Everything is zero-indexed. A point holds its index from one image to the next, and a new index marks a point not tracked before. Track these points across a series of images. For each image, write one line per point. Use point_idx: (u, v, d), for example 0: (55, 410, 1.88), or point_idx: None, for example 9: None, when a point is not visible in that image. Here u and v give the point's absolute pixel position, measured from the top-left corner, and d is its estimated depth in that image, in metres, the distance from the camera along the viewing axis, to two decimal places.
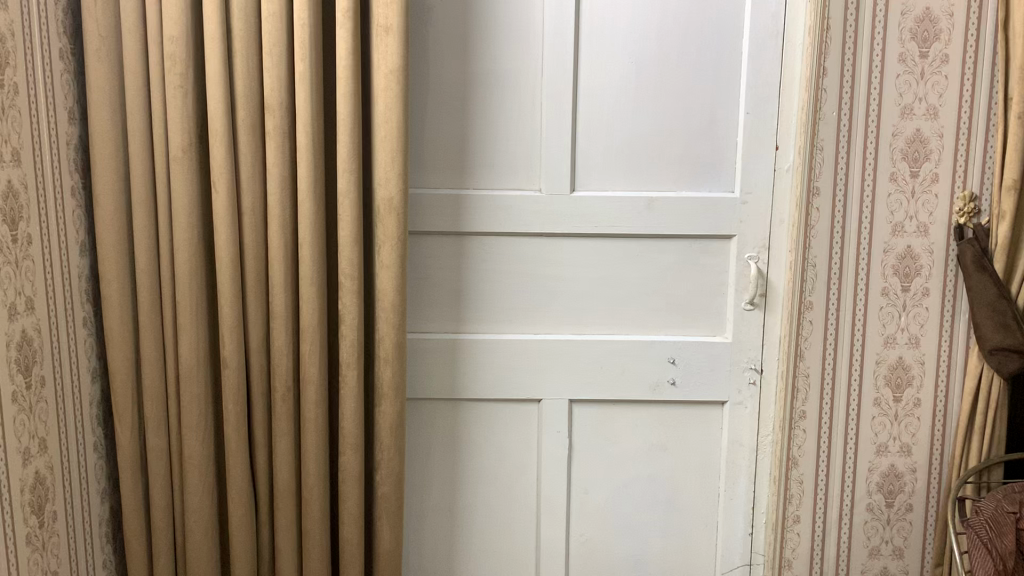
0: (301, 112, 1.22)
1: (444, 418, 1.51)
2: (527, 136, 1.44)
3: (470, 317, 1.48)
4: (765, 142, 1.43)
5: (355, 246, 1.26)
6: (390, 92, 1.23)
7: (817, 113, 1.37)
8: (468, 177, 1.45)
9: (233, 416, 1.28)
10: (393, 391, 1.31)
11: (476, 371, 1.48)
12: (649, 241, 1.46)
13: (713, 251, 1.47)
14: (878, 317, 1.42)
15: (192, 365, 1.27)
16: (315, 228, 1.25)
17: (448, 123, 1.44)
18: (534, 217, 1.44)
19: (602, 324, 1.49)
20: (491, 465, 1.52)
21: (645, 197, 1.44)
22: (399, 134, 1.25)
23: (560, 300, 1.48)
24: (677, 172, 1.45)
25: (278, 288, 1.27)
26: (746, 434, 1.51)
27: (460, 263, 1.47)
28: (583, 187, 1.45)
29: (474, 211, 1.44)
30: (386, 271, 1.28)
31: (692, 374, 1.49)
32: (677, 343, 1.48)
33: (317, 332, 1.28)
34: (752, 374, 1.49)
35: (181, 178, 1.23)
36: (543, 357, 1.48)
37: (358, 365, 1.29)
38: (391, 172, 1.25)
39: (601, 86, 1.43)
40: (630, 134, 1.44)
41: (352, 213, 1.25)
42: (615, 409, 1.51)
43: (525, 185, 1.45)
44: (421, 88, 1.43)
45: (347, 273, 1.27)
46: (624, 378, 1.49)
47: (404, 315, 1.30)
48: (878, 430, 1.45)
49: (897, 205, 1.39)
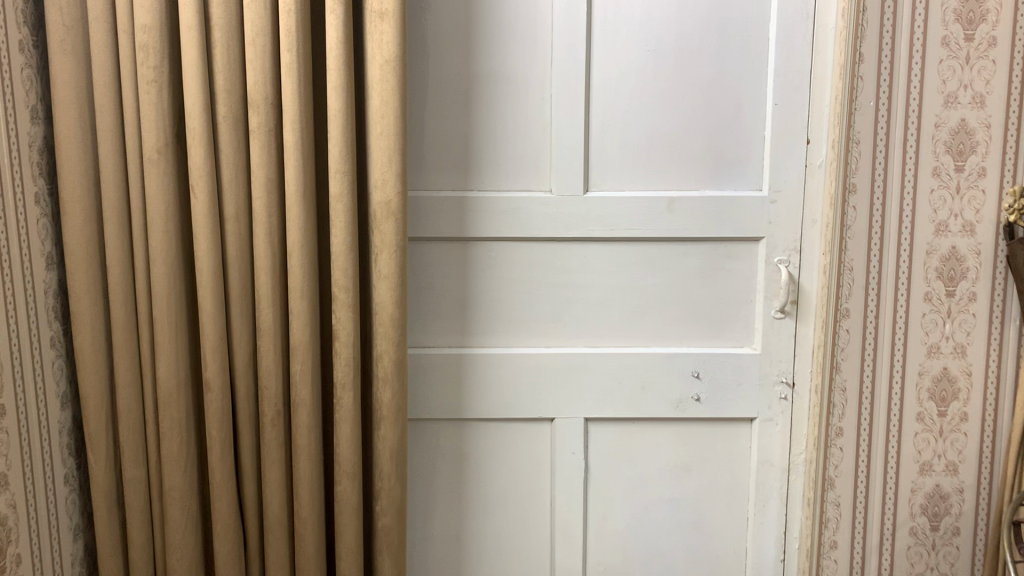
0: (289, 107, 1.11)
1: (450, 439, 1.39)
2: (537, 133, 1.32)
3: (477, 330, 1.36)
4: (795, 135, 1.32)
5: (349, 255, 1.15)
6: (386, 85, 1.12)
7: (852, 103, 1.25)
8: (473, 177, 1.33)
9: (218, 445, 1.17)
10: (393, 414, 1.18)
11: (483, 389, 1.36)
12: (670, 245, 1.35)
13: (740, 254, 1.35)
14: (920, 325, 1.31)
15: (172, 389, 1.15)
16: (307, 234, 1.14)
17: (450, 120, 1.32)
18: (545, 220, 1.33)
19: (619, 336, 1.37)
20: (501, 490, 1.40)
21: (665, 198, 1.32)
22: (396, 131, 1.13)
23: (574, 310, 1.36)
24: (699, 170, 1.34)
25: (265, 302, 1.15)
26: (777, 452, 1.39)
27: (465, 272, 1.35)
28: (598, 187, 1.33)
29: (479, 214, 1.32)
30: (384, 282, 1.16)
31: (717, 389, 1.37)
32: (701, 356, 1.36)
33: (309, 350, 1.16)
34: (783, 388, 1.37)
35: (155, 183, 1.11)
36: (556, 372, 1.36)
37: (354, 386, 1.17)
38: (388, 172, 1.13)
39: (616, 77, 1.31)
40: (649, 129, 1.33)
41: (346, 219, 1.14)
42: (634, 428, 1.39)
43: (535, 186, 1.33)
44: (420, 83, 1.31)
45: (341, 285, 1.15)
46: (644, 394, 1.37)
47: (404, 330, 1.18)
48: (921, 447, 1.34)
49: (940, 203, 1.28)
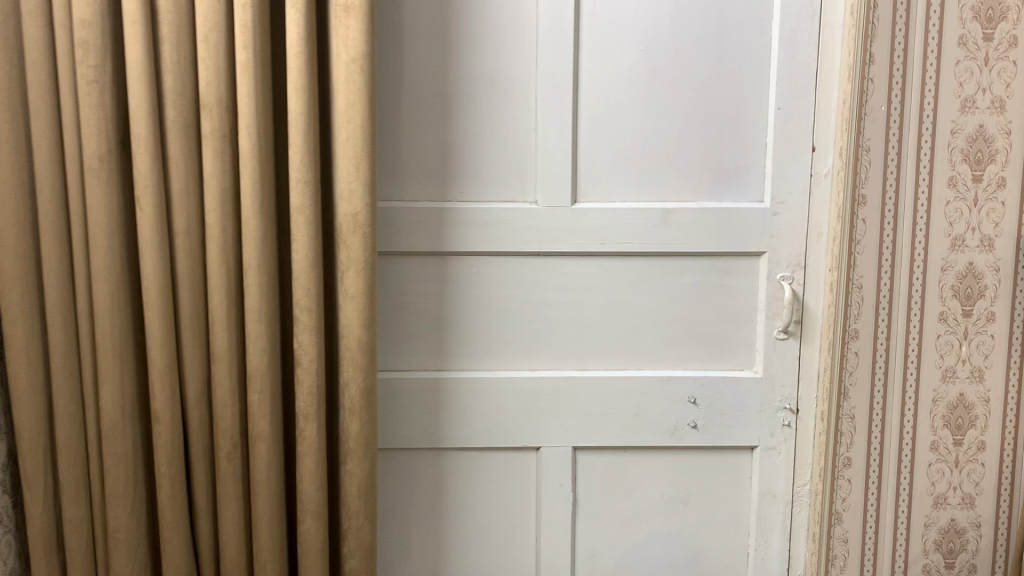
0: (245, 110, 1.00)
1: (426, 471, 1.28)
2: (521, 139, 1.22)
3: (456, 352, 1.26)
4: (800, 142, 1.22)
5: (312, 272, 1.04)
6: (352, 86, 1.01)
7: (862, 107, 1.16)
8: (451, 187, 1.23)
9: (168, 482, 1.06)
10: (361, 447, 1.08)
11: (463, 416, 1.26)
12: (665, 261, 1.25)
13: (740, 271, 1.25)
14: (934, 348, 1.21)
15: (116, 421, 1.04)
16: (265, 250, 1.04)
17: (426, 125, 1.21)
18: (529, 234, 1.22)
19: (610, 359, 1.27)
20: (482, 526, 1.29)
21: (660, 209, 1.22)
22: (364, 137, 1.03)
23: (561, 330, 1.26)
24: (696, 179, 1.24)
25: (219, 324, 1.05)
26: (779, 483, 1.29)
27: (443, 290, 1.24)
28: (587, 198, 1.23)
29: (458, 227, 1.22)
30: (351, 302, 1.05)
31: (716, 416, 1.27)
32: (699, 380, 1.26)
33: (268, 376, 1.06)
34: (787, 415, 1.27)
35: (96, 194, 1.00)
36: (541, 397, 1.26)
37: (318, 417, 1.07)
38: (355, 182, 1.03)
39: (607, 79, 1.21)
40: (642, 135, 1.23)
41: (308, 233, 1.03)
42: (625, 458, 1.29)
43: (518, 196, 1.23)
44: (393, 84, 1.20)
45: (303, 306, 1.05)
46: (637, 422, 1.27)
47: (373, 355, 1.07)
48: (935, 479, 1.24)
49: (956, 216, 1.18)
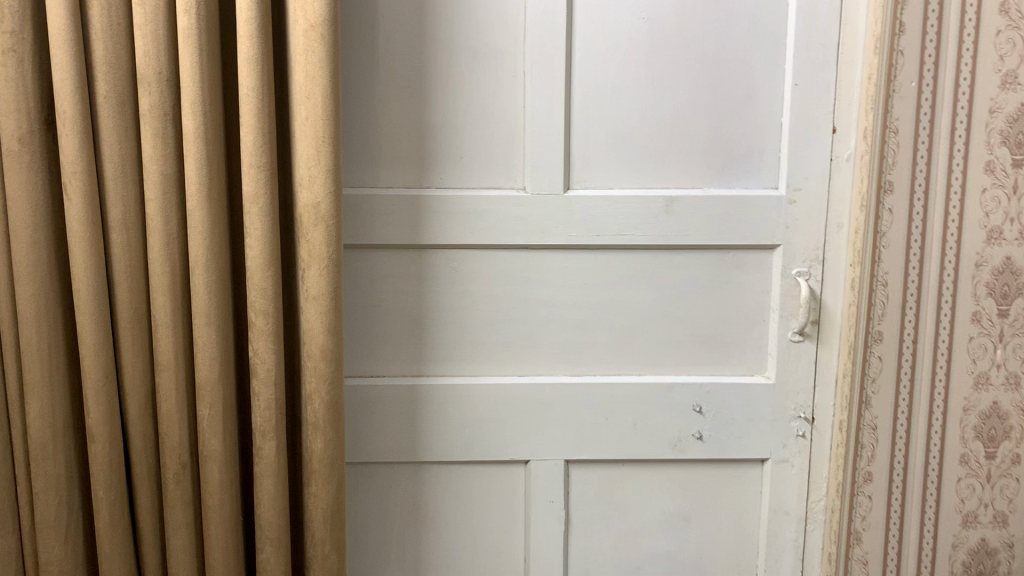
0: (188, 84, 0.87)
1: (403, 486, 1.15)
2: (508, 118, 1.09)
3: (435, 356, 1.13)
4: (819, 122, 1.09)
5: (268, 270, 0.91)
6: (312, 56, 0.88)
7: (891, 83, 1.03)
8: (429, 172, 1.09)
9: (106, 508, 0.93)
10: (326, 468, 0.96)
11: (444, 427, 1.14)
12: (669, 255, 1.12)
13: (751, 266, 1.13)
14: (966, 352, 1.08)
15: (44, 440, 0.91)
16: (214, 245, 0.91)
17: (400, 102, 1.08)
18: (517, 225, 1.10)
19: (606, 363, 1.14)
20: (465, 546, 1.17)
21: (663, 197, 1.09)
22: (326, 115, 0.89)
23: (552, 332, 1.13)
24: (703, 164, 1.11)
25: (164, 329, 0.92)
26: (792, 498, 1.17)
27: (420, 287, 1.12)
28: (581, 184, 1.11)
29: (437, 218, 1.09)
30: (313, 304, 0.92)
31: (723, 426, 1.15)
32: (705, 386, 1.14)
33: (219, 388, 0.93)
34: (801, 425, 1.16)
35: (15, 182, 0.87)
36: (531, 406, 1.13)
37: (278, 434, 0.95)
38: (316, 167, 0.90)
39: (605, 51, 1.08)
40: (643, 114, 1.10)
41: (263, 226, 0.91)
42: (623, 472, 1.17)
43: (505, 182, 1.10)
44: (363, 54, 1.07)
45: (258, 308, 0.92)
46: (637, 432, 1.15)
47: (339, 363, 0.95)
48: (964, 496, 1.11)
49: (993, 204, 1.04)
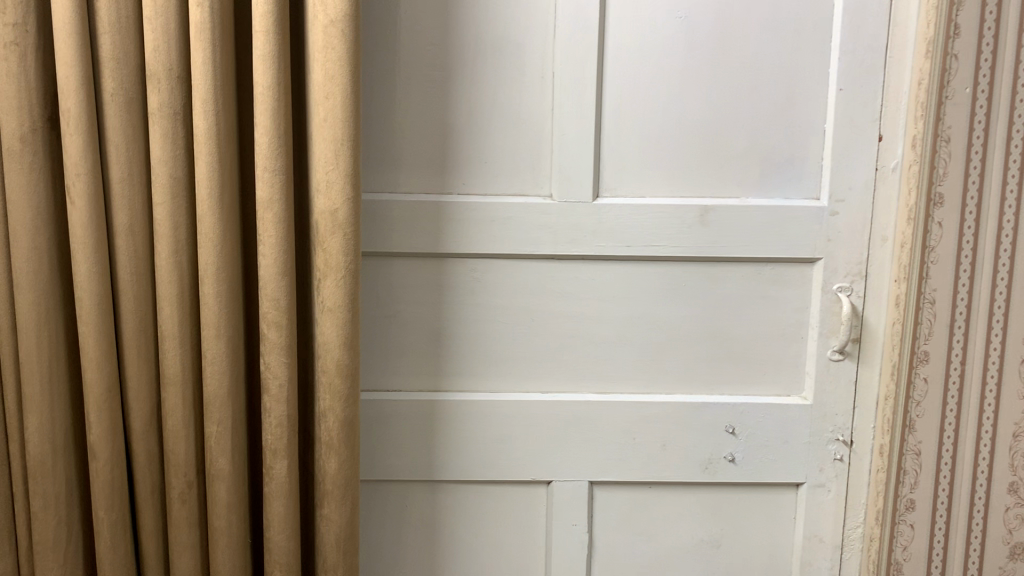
0: (201, 83, 0.82)
1: (419, 506, 1.10)
2: (535, 121, 1.03)
3: (455, 371, 1.08)
4: (864, 129, 1.03)
5: (282, 281, 0.86)
6: (332, 54, 0.83)
7: (943, 88, 0.97)
8: (452, 177, 1.04)
9: (107, 529, 0.88)
10: (339, 489, 0.90)
11: (462, 445, 1.08)
12: (703, 267, 1.06)
13: (790, 281, 1.07)
14: (1018, 375, 1.01)
15: (43, 457, 0.86)
16: (225, 253, 0.86)
17: (421, 103, 1.03)
18: (543, 233, 1.04)
19: (635, 380, 1.09)
20: (483, 569, 1.12)
21: (697, 206, 1.04)
22: (346, 116, 0.84)
23: (577, 347, 1.08)
24: (741, 172, 1.05)
25: (171, 341, 0.87)
26: (828, 525, 1.11)
27: (441, 298, 1.06)
28: (611, 192, 1.05)
29: (459, 225, 1.04)
30: (328, 316, 0.87)
31: (756, 448, 1.09)
32: (739, 407, 1.08)
33: (228, 404, 0.88)
34: (839, 448, 1.10)
35: (15, 183, 0.82)
36: (554, 424, 1.08)
37: (289, 453, 0.89)
38: (335, 172, 0.85)
39: (639, 51, 1.02)
40: (677, 118, 1.04)
41: (277, 233, 0.85)
42: (650, 495, 1.11)
43: (531, 189, 1.05)
44: (383, 52, 1.01)
45: (271, 320, 0.87)
46: (665, 453, 1.09)
47: (356, 379, 0.89)
48: (1012, 526, 1.04)
49: None
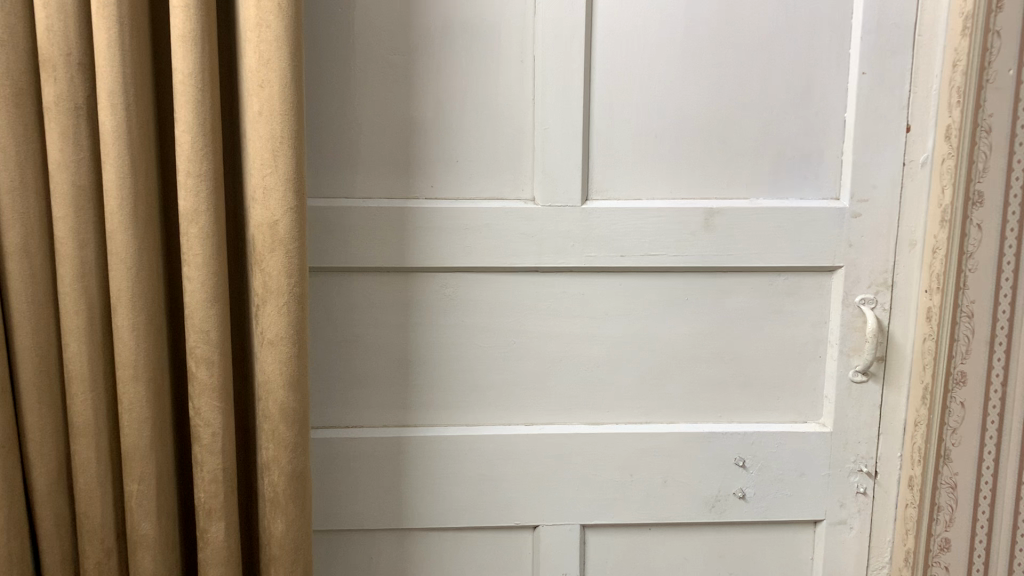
0: (105, 70, 0.67)
1: (386, 556, 0.96)
2: (513, 114, 0.89)
3: (425, 402, 0.94)
4: (890, 119, 0.90)
5: (213, 309, 0.72)
6: (266, 33, 0.68)
7: (985, 71, 0.84)
8: (419, 179, 0.90)
9: None
10: (287, 554, 0.76)
11: (435, 487, 0.94)
12: (708, 280, 0.93)
13: (806, 292, 0.94)
14: None
15: None
16: (142, 277, 0.71)
17: (381, 94, 0.88)
18: (524, 243, 0.90)
19: (631, 409, 0.95)
20: None
21: (702, 210, 0.90)
22: (286, 109, 0.70)
23: (565, 372, 0.94)
24: (749, 169, 0.92)
25: (78, 385, 0.72)
26: (850, 567, 0.99)
27: (407, 319, 0.92)
28: (602, 194, 0.91)
29: (426, 234, 0.89)
30: (269, 349, 0.73)
31: (769, 484, 0.96)
32: (749, 437, 0.95)
33: (151, 456, 0.73)
34: (862, 481, 0.97)
35: None
36: (540, 461, 0.94)
37: (227, 512, 0.75)
38: (272, 177, 0.70)
39: (633, 33, 0.89)
40: (676, 108, 0.90)
41: (205, 251, 0.71)
42: (650, 538, 0.98)
43: (510, 192, 0.91)
44: (338, 34, 0.87)
45: (201, 355, 0.72)
46: (667, 491, 0.96)
47: (304, 423, 0.75)
48: None
49: None
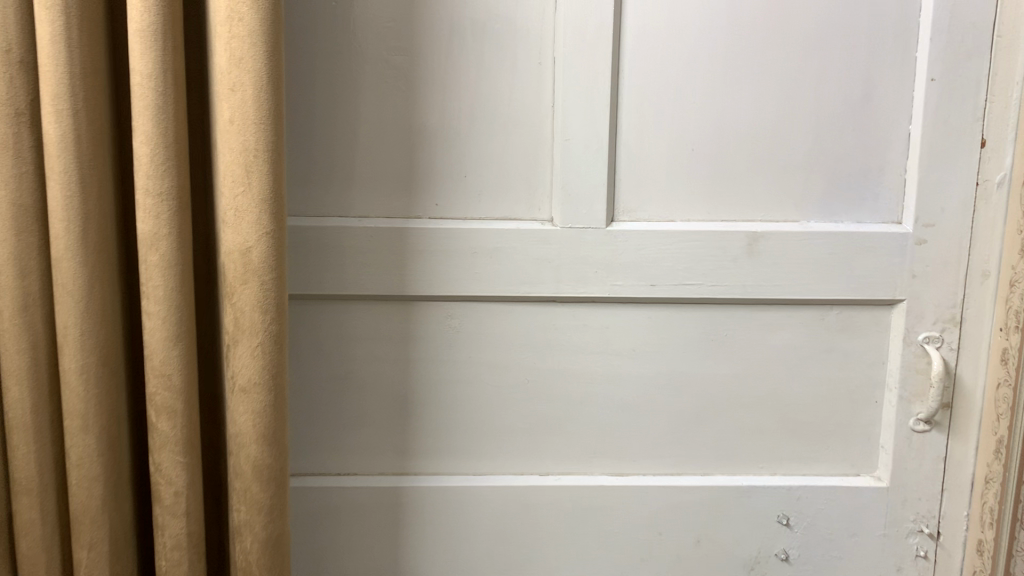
0: (49, 71, 0.57)
1: None
2: (530, 123, 0.79)
3: (426, 447, 0.83)
4: (963, 132, 0.78)
5: (176, 349, 0.61)
6: (239, 28, 0.58)
7: None
8: (422, 196, 0.79)
9: None
10: None
11: (437, 543, 0.83)
12: (750, 313, 0.82)
13: (862, 329, 0.82)
14: None
15: None
16: (94, 312, 0.61)
17: (380, 99, 0.78)
18: (541, 269, 0.79)
19: (660, 458, 0.84)
20: None
21: (744, 233, 0.79)
22: (262, 118, 0.59)
23: (586, 415, 0.83)
24: (799, 188, 0.80)
25: (19, 435, 0.62)
26: None
27: (407, 354, 0.81)
28: (630, 215, 0.80)
29: (430, 259, 0.79)
30: (242, 396, 0.62)
31: (817, 545, 0.85)
32: (794, 492, 0.84)
33: (104, 519, 0.63)
34: (923, 543, 0.85)
35: None
36: (556, 516, 0.83)
37: None
38: (245, 197, 0.60)
39: (669, 32, 0.78)
40: (716, 118, 0.79)
41: (167, 282, 0.60)
42: None
43: (525, 212, 0.80)
44: (331, 32, 0.76)
45: (163, 402, 0.62)
46: (700, 551, 0.84)
47: (282, 482, 0.64)
48: None
49: None
